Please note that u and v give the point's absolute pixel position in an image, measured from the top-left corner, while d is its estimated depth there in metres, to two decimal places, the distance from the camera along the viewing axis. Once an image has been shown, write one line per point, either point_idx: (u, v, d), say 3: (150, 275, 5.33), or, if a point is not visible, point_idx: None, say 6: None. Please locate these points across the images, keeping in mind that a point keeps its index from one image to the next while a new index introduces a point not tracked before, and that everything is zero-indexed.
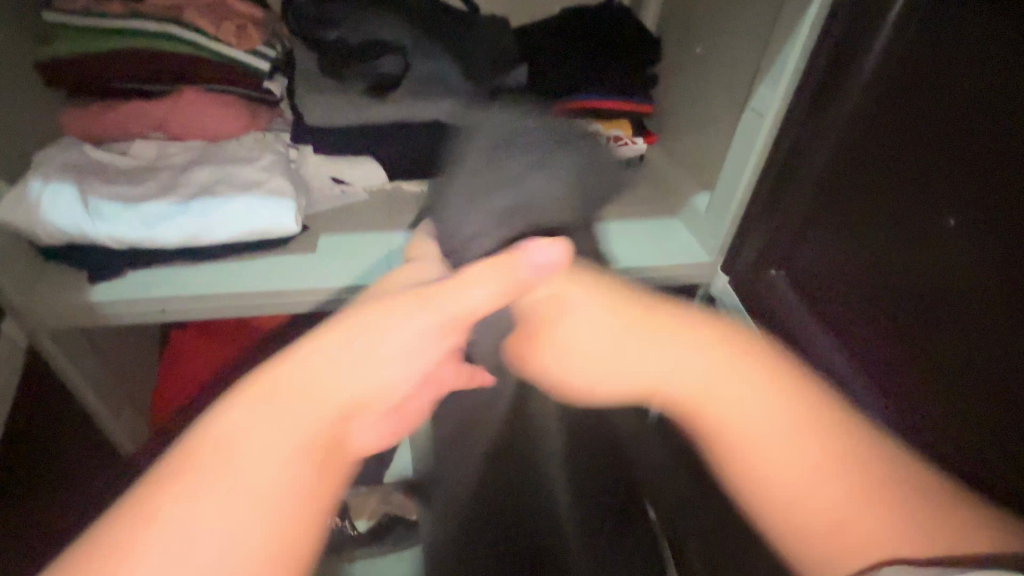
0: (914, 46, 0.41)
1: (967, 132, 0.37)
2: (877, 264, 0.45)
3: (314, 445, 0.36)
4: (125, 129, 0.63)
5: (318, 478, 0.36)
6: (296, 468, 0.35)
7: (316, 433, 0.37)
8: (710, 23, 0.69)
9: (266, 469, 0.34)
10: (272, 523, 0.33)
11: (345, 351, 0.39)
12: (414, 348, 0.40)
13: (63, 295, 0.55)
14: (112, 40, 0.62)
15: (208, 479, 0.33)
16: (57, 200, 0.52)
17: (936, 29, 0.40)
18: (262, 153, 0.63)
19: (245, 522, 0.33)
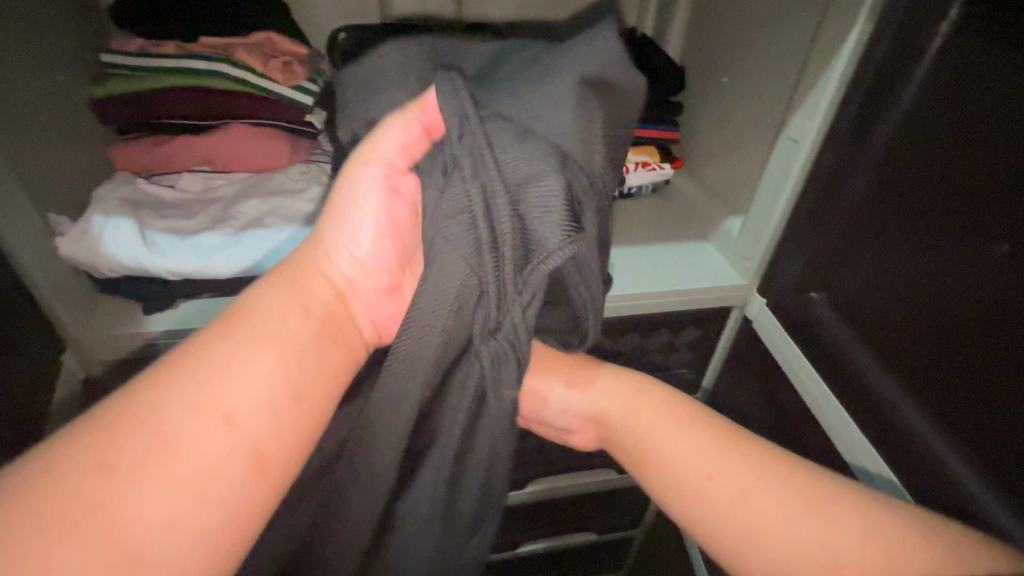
0: (951, 79, 0.43)
1: (1007, 161, 0.39)
2: (916, 285, 0.47)
3: (311, 309, 0.43)
4: (173, 164, 0.64)
5: (319, 341, 0.43)
6: (309, 332, 0.42)
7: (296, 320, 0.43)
8: (735, 54, 0.72)
9: (286, 336, 0.41)
10: (273, 404, 0.39)
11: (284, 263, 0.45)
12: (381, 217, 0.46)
13: (119, 327, 0.56)
14: (160, 78, 0.63)
15: (240, 352, 0.39)
16: (116, 233, 0.53)
17: (975, 62, 0.41)
18: (307, 185, 0.65)
19: (261, 398, 0.39)
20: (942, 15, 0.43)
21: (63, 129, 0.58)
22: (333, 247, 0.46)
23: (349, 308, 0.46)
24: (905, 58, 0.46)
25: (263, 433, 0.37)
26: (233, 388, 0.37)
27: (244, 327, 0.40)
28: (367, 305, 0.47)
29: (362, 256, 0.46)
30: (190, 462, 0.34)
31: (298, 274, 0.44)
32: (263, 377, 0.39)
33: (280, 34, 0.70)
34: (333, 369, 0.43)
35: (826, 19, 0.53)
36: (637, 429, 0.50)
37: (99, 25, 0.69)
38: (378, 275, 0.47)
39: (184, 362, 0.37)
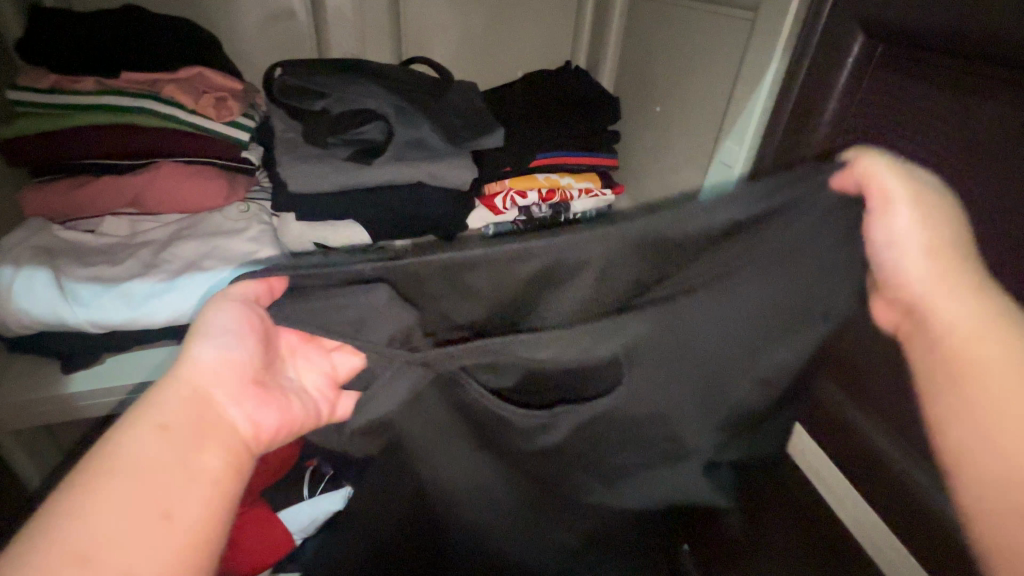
0: (870, 98, 0.44)
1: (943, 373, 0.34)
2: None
3: (175, 428, 0.30)
4: (94, 205, 0.60)
5: (192, 405, 0.32)
6: (168, 448, 0.29)
7: (207, 395, 0.32)
8: (663, 81, 0.73)
9: (162, 447, 0.29)
10: (200, 511, 0.28)
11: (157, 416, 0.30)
12: (230, 348, 0.35)
13: (35, 386, 0.52)
14: (77, 115, 0.59)
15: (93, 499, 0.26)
16: (28, 288, 0.50)
17: (894, 74, 0.42)
18: (248, 224, 0.62)
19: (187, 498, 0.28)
20: (847, 52, 0.45)
21: None
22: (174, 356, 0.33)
23: (224, 406, 0.33)
24: (818, 88, 0.48)
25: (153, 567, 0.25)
26: (170, 470, 0.28)
27: (165, 391, 0.32)
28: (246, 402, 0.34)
29: (218, 357, 0.34)
30: (117, 518, 0.26)
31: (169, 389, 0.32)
32: (133, 498, 0.27)
33: (214, 68, 0.66)
34: (224, 471, 0.31)
35: (748, 50, 0.56)
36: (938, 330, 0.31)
37: (5, 57, 0.64)
38: (242, 366, 0.35)
39: (125, 466, 0.28)
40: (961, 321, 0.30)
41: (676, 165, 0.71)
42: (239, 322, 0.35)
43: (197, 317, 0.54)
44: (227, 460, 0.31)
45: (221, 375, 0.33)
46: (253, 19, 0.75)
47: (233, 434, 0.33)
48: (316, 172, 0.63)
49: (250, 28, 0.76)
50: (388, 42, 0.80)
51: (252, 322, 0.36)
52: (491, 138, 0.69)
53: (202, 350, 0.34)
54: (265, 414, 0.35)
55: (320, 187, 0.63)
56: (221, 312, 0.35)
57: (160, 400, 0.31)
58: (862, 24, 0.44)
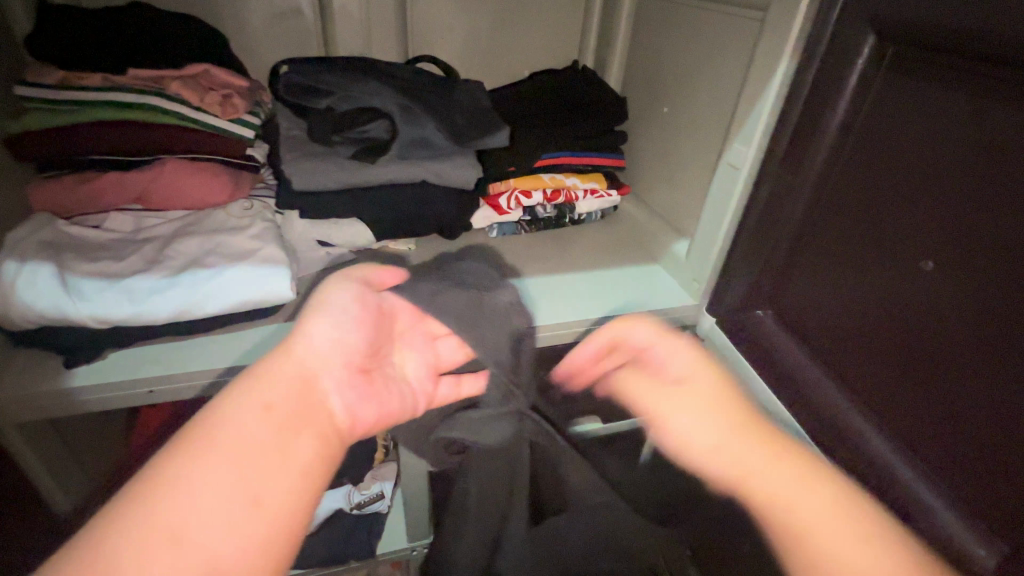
0: (878, 102, 0.43)
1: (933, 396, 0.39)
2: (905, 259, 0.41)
3: (277, 409, 0.37)
4: (100, 201, 0.60)
5: (298, 389, 0.38)
6: (267, 433, 0.35)
7: (311, 382, 0.39)
8: (670, 83, 0.72)
9: (264, 429, 0.36)
10: (287, 495, 0.34)
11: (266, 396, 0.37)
12: (342, 332, 0.41)
13: (38, 381, 0.52)
14: (85, 111, 0.60)
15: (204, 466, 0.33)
16: (33, 284, 0.50)
17: (902, 77, 0.41)
18: (252, 222, 0.62)
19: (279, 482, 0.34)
20: (856, 55, 0.45)
21: None
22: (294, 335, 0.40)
23: (322, 393, 0.39)
24: (828, 90, 0.48)
25: (229, 542, 0.31)
26: (270, 452, 0.35)
27: (278, 371, 0.39)
28: (348, 391, 0.41)
29: (329, 343, 0.40)
30: (220, 490, 0.32)
31: (284, 370, 0.39)
32: (236, 474, 0.33)
33: (219, 65, 0.66)
34: (313, 459, 0.37)
35: (756, 53, 0.56)
36: (759, 479, 0.46)
37: (14, 52, 0.64)
38: (355, 349, 0.41)
39: (236, 441, 0.34)
40: (765, 479, 0.46)
41: (681, 168, 0.70)
42: (352, 302, 0.42)
43: (202, 313, 0.54)
44: (318, 447, 0.37)
45: (326, 363, 0.40)
46: (259, 16, 0.75)
47: (328, 420, 0.39)
48: (321, 168, 0.63)
49: (257, 26, 0.76)
50: (394, 40, 0.80)
51: (367, 302, 0.43)
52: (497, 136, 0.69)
53: (320, 333, 0.40)
54: (362, 404, 0.41)
55: (324, 183, 0.63)
56: (337, 282, 0.43)
57: (273, 383, 0.38)
58: (871, 29, 0.43)
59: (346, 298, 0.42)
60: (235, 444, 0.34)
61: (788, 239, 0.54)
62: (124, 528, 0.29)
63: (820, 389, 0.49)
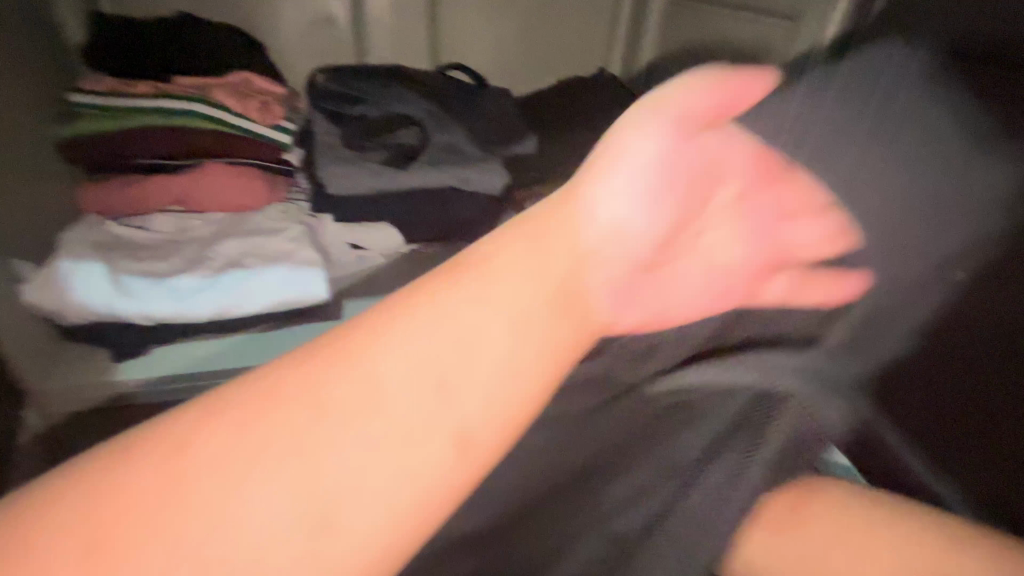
0: None
1: None
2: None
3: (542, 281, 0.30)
4: (144, 204, 0.63)
5: (575, 261, 0.32)
6: (540, 303, 0.29)
7: (575, 263, 0.32)
8: None
9: (519, 295, 0.29)
10: (534, 378, 0.28)
11: (532, 262, 0.30)
12: (639, 192, 0.35)
13: (86, 376, 0.55)
14: (133, 119, 0.63)
15: (445, 319, 0.27)
16: (85, 282, 0.52)
17: None
18: (288, 225, 0.64)
19: (529, 360, 0.28)
20: None
21: (29, 172, 0.56)
22: (590, 194, 0.35)
23: (602, 277, 0.34)
24: None
25: (479, 404, 0.26)
26: (527, 323, 0.29)
27: (549, 232, 0.32)
28: (614, 279, 0.35)
29: (642, 208, 0.35)
30: (456, 366, 0.26)
31: (574, 237, 0.33)
32: (494, 337, 0.27)
33: (258, 74, 0.69)
34: (564, 349, 0.30)
35: None
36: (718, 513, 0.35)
37: (68, 63, 0.67)
38: (646, 240, 0.36)
39: (491, 295, 0.28)
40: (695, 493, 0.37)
41: None
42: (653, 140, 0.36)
43: (241, 311, 0.56)
44: (568, 340, 0.31)
45: (638, 235, 0.35)
46: (297, 27, 0.78)
47: (587, 312, 0.33)
48: (354, 171, 0.65)
49: (294, 36, 0.78)
50: (425, 49, 0.81)
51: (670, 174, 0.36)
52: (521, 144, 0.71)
53: (609, 197, 0.35)
54: (628, 304, 0.36)
55: (352, 189, 0.65)
56: (639, 116, 0.36)
57: (551, 249, 0.31)
58: (905, 40, 0.43)
59: (653, 136, 0.36)
60: (485, 297, 0.28)
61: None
62: (329, 374, 0.25)
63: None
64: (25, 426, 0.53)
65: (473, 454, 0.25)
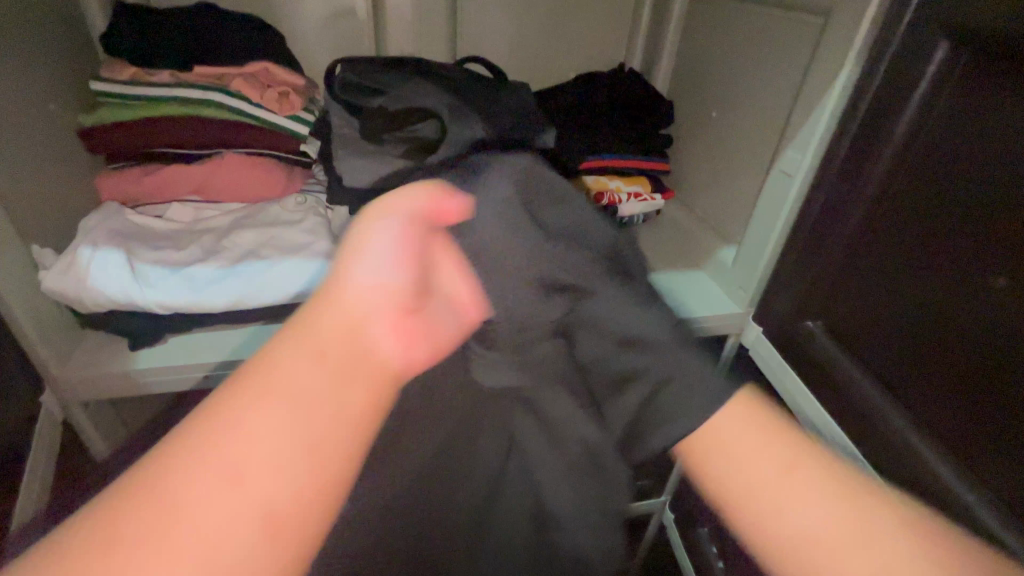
0: (949, 107, 0.42)
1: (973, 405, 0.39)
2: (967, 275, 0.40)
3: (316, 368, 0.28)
4: (163, 193, 0.63)
5: (343, 328, 0.30)
6: (326, 380, 0.28)
7: (349, 316, 0.30)
8: (721, 86, 0.71)
9: (302, 382, 0.28)
10: (349, 436, 0.28)
11: (314, 339, 0.29)
12: (393, 248, 0.33)
13: (103, 362, 0.55)
14: (152, 107, 0.63)
15: (239, 424, 0.26)
16: (102, 269, 0.52)
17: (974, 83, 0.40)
18: (304, 216, 0.64)
19: (337, 425, 0.27)
20: (927, 59, 0.43)
21: (50, 160, 0.56)
22: (342, 275, 0.32)
23: (381, 340, 0.31)
24: (895, 97, 0.46)
25: (287, 485, 0.25)
26: (311, 391, 0.28)
27: (322, 317, 0.30)
28: (393, 335, 0.31)
29: (385, 278, 0.32)
30: (249, 456, 0.25)
31: (337, 299, 0.31)
32: (277, 426, 0.26)
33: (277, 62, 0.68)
34: (362, 408, 0.29)
35: (817, 56, 0.54)
36: (715, 432, 0.38)
37: (89, 50, 0.68)
38: (402, 292, 0.32)
39: (274, 392, 0.27)
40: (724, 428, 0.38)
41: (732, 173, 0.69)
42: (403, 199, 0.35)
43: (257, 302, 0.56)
44: (369, 401, 0.29)
45: (379, 301, 0.31)
46: (315, 17, 0.77)
47: (379, 362, 0.30)
48: (369, 165, 0.64)
49: (313, 26, 0.78)
50: (444, 40, 0.80)
51: (413, 202, 0.35)
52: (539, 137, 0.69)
53: (365, 262, 0.32)
54: (415, 343, 0.33)
55: (370, 180, 0.64)
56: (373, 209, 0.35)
57: (316, 329, 0.30)
58: (945, 32, 0.42)
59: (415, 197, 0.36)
60: (273, 388, 0.27)
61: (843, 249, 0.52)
62: (152, 493, 0.23)
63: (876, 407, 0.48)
64: (44, 410, 0.53)
65: (303, 540, 0.25)
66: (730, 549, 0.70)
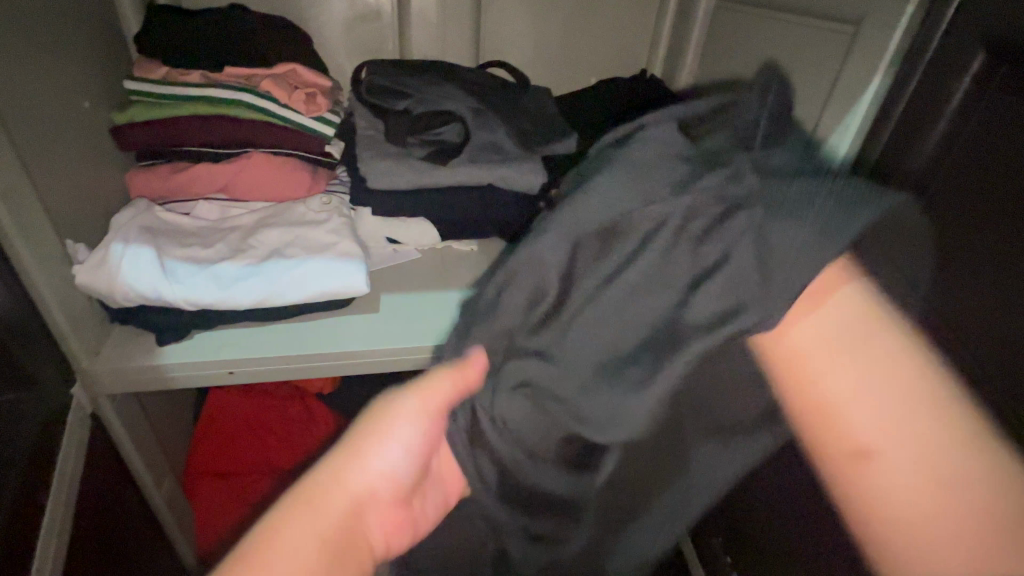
0: (984, 118, 0.42)
1: None
2: (991, 274, 0.40)
3: (330, 539, 0.37)
4: (191, 190, 0.64)
5: (349, 508, 0.39)
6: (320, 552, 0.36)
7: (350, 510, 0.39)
8: (745, 93, 0.71)
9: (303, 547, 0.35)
10: None
11: (326, 514, 0.37)
12: (409, 447, 0.42)
13: (131, 356, 0.56)
14: (183, 106, 0.64)
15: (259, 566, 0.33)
16: (134, 265, 0.53)
17: (1011, 94, 0.40)
18: (329, 216, 0.64)
19: None
20: (963, 69, 0.43)
21: (84, 156, 0.57)
22: (364, 452, 0.41)
23: (371, 520, 0.41)
24: (927, 107, 0.46)
25: None
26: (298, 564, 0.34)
27: (331, 493, 0.38)
28: (376, 523, 0.41)
29: (397, 466, 0.42)
30: None
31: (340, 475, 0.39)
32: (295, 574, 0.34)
33: (305, 64, 0.69)
34: None
35: (845, 65, 0.54)
36: (817, 375, 0.34)
37: (122, 49, 0.69)
38: (389, 491, 0.42)
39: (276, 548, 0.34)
40: (843, 399, 0.33)
41: None
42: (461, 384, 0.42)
43: (283, 301, 0.57)
44: None
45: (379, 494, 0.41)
46: (341, 19, 0.78)
47: (368, 550, 0.40)
48: (392, 166, 0.64)
49: (340, 29, 0.79)
50: (468, 43, 0.81)
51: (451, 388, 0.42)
52: (561, 143, 0.70)
53: (378, 451, 0.41)
54: (394, 534, 0.43)
55: (393, 183, 0.64)
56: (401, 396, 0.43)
57: (324, 501, 0.38)
58: (984, 43, 0.42)
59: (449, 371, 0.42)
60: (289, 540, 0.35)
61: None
62: None
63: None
64: (73, 402, 0.54)
65: None
66: (744, 558, 0.69)
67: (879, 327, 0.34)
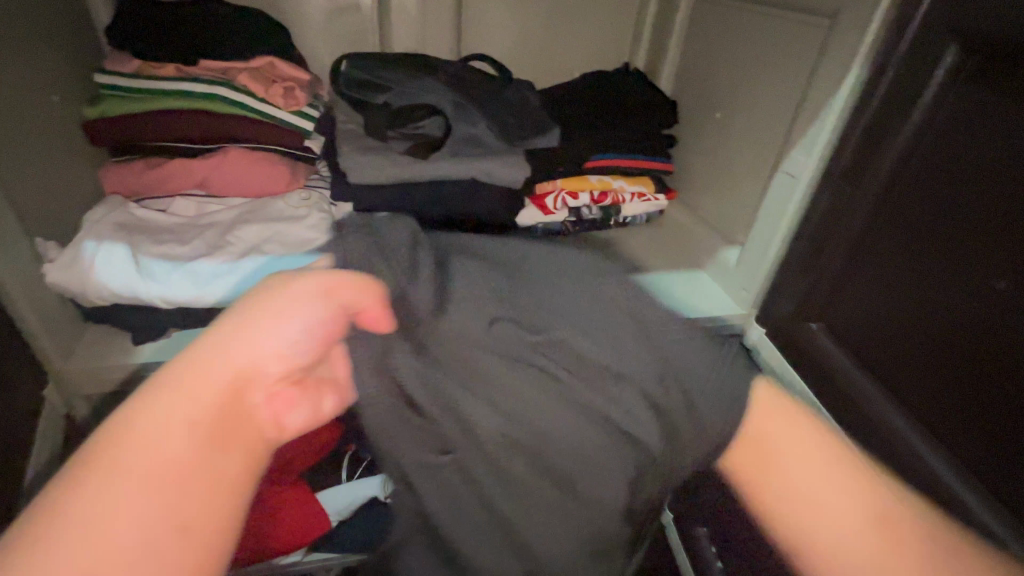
0: (956, 109, 0.42)
1: (968, 396, 0.40)
2: (974, 274, 0.40)
3: (206, 422, 0.31)
4: (167, 187, 0.63)
5: (235, 396, 0.33)
6: (191, 447, 0.30)
7: (220, 384, 0.33)
8: (726, 86, 0.71)
9: (162, 445, 0.30)
10: (193, 516, 0.29)
11: (193, 402, 0.31)
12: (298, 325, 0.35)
13: (107, 356, 0.55)
14: (157, 100, 0.62)
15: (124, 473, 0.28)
16: (107, 263, 0.52)
17: (981, 85, 0.40)
18: (308, 212, 0.64)
19: (186, 500, 0.29)
20: (935, 61, 0.43)
21: (53, 152, 0.56)
22: (252, 330, 0.35)
23: (253, 399, 0.34)
24: (901, 100, 0.46)
25: (146, 547, 0.27)
26: (168, 480, 0.29)
27: (198, 376, 0.32)
28: (261, 404, 0.35)
29: (290, 352, 0.35)
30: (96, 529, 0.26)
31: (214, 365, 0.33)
32: (157, 488, 0.28)
33: (284, 59, 0.68)
34: (224, 489, 0.31)
35: (823, 57, 0.54)
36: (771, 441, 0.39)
37: (94, 43, 0.67)
38: (277, 371, 0.35)
39: (142, 460, 0.29)
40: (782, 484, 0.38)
41: (736, 173, 0.69)
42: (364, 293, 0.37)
43: None
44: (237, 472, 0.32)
45: (259, 370, 0.35)
46: (320, 13, 0.77)
47: (255, 433, 0.34)
48: (374, 160, 0.64)
49: (319, 23, 0.78)
50: (450, 37, 0.80)
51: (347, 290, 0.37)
52: (544, 136, 0.69)
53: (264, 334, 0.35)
54: (286, 411, 0.37)
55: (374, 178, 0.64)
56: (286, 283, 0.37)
57: (200, 383, 0.32)
58: (954, 36, 0.42)
59: (349, 286, 0.37)
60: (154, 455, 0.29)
61: (848, 252, 0.52)
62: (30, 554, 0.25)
63: (878, 410, 0.48)
64: (47, 403, 0.53)
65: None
66: None
67: (800, 423, 0.40)
